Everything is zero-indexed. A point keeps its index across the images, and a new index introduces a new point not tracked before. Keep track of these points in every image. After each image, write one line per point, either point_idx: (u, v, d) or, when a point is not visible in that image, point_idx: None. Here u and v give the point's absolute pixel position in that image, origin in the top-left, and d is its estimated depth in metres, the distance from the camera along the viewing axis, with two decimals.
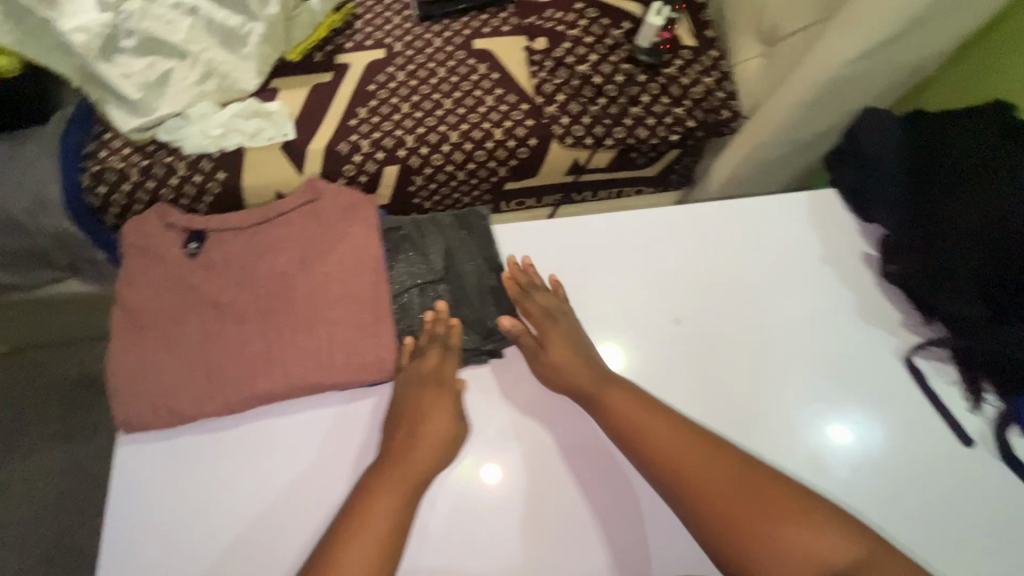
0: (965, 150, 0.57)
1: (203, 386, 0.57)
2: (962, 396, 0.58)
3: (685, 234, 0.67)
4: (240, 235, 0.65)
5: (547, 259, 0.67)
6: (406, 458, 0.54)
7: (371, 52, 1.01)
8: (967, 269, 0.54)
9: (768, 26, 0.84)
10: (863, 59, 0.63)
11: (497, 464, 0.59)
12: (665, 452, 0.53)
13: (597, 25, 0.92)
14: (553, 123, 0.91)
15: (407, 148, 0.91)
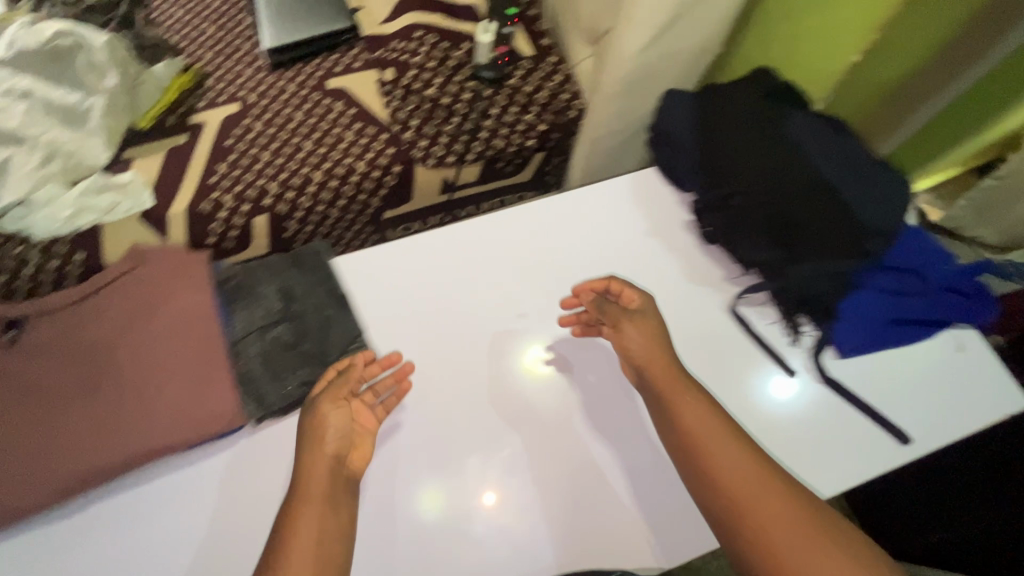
0: (745, 118, 0.63)
1: (26, 482, 0.52)
2: (783, 330, 0.61)
3: (515, 227, 0.67)
4: (58, 315, 0.61)
5: (388, 279, 0.63)
6: (331, 486, 0.50)
7: (225, 108, 1.00)
8: (761, 219, 0.60)
9: (589, 28, 0.89)
10: (651, 49, 0.68)
11: (493, 490, 0.55)
12: (725, 474, 0.49)
13: (438, 49, 0.96)
14: (412, 148, 0.94)
15: (272, 196, 0.92)
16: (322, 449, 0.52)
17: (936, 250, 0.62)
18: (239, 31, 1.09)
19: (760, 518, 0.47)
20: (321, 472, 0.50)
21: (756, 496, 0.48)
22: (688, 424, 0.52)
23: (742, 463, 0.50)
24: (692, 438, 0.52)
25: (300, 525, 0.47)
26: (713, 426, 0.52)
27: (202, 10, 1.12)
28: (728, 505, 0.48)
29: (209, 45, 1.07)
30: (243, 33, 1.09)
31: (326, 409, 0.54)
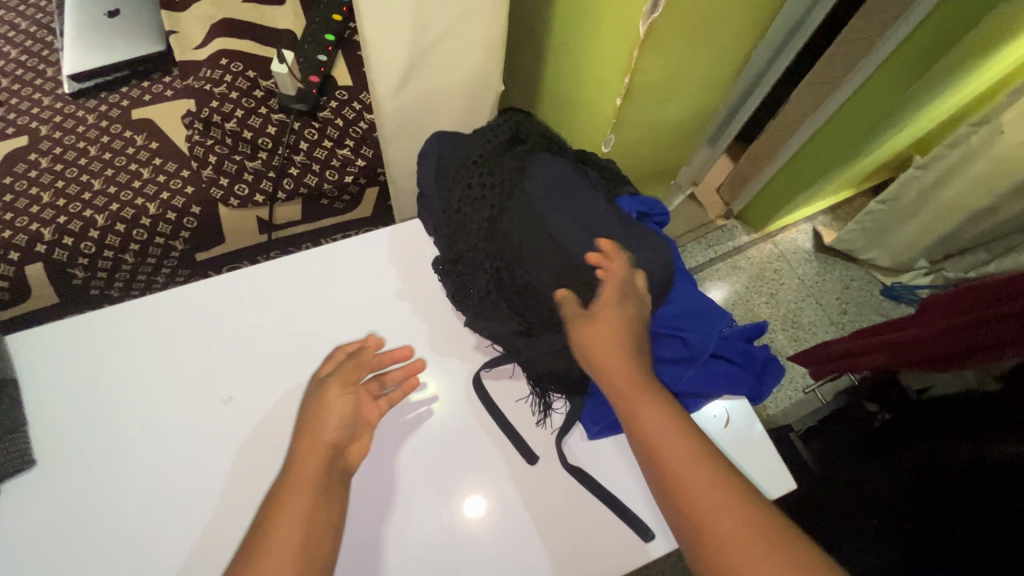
0: (502, 174, 0.58)
1: None
2: (534, 409, 0.61)
3: (251, 292, 0.64)
4: None
5: (92, 351, 0.59)
6: (323, 469, 0.48)
7: (11, 141, 0.90)
8: (486, 287, 0.58)
9: None
10: (408, 89, 0.61)
11: (481, 495, 0.56)
12: (703, 501, 0.42)
13: (243, 79, 0.89)
14: (212, 185, 0.85)
15: (47, 242, 0.82)
16: (316, 435, 0.50)
17: (711, 311, 0.59)
18: (45, 54, 0.99)
19: (704, 512, 0.41)
20: (316, 456, 0.49)
21: (708, 488, 0.42)
22: (640, 415, 0.47)
23: (690, 450, 0.44)
24: (664, 471, 0.44)
25: (287, 507, 0.45)
26: (667, 420, 0.47)
27: (4, 31, 1.01)
28: (680, 500, 0.43)
29: (6, 71, 0.97)
30: (48, 57, 0.99)
31: (330, 395, 0.53)
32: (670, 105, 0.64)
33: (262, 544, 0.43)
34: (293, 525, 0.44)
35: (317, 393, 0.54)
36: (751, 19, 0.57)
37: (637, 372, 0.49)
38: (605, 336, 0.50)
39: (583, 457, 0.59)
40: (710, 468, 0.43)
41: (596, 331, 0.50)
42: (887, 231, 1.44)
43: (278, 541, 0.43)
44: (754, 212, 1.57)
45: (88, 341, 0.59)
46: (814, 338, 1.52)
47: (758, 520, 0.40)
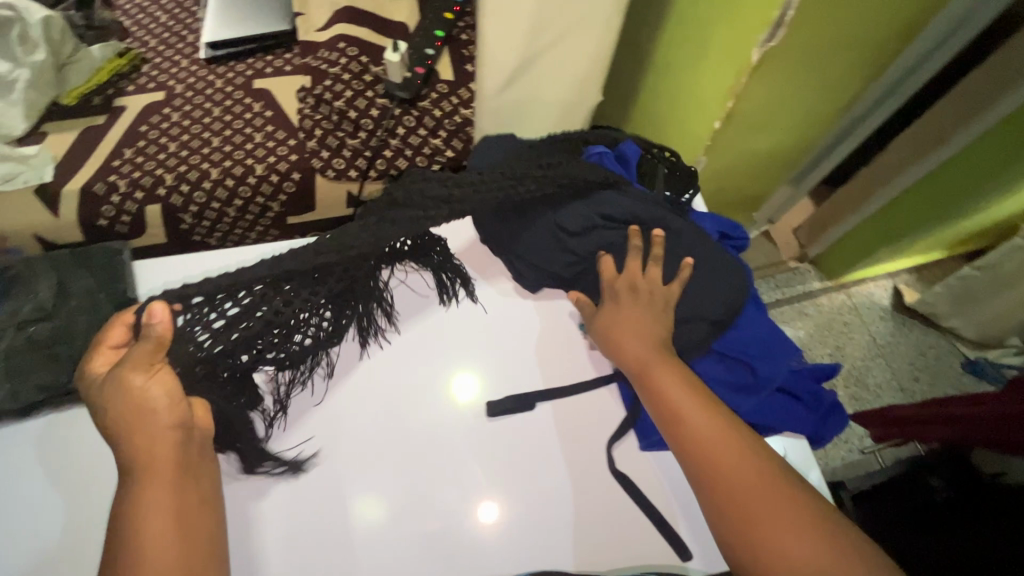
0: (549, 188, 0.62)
1: None
2: (597, 413, 0.64)
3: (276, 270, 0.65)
4: None
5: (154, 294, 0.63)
6: (180, 449, 0.49)
7: (151, 95, 1.01)
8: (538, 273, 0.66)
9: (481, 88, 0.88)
10: (509, 90, 0.65)
11: (494, 502, 0.58)
12: (702, 433, 0.51)
13: (356, 63, 0.96)
14: (313, 156, 0.93)
15: (167, 187, 0.92)
16: (152, 419, 0.48)
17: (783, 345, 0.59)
18: (189, 22, 1.11)
19: (710, 455, 0.50)
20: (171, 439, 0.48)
21: (716, 442, 0.50)
22: (661, 381, 0.54)
23: (700, 410, 0.52)
24: (669, 406, 0.53)
25: (160, 501, 0.46)
26: (686, 386, 0.54)
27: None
28: (688, 450, 0.51)
29: (156, 33, 1.10)
30: (191, 24, 1.11)
31: (138, 382, 0.48)
32: (768, 134, 0.64)
33: (138, 514, 0.46)
34: (164, 523, 0.46)
35: (111, 386, 0.48)
36: (867, 58, 0.56)
37: (649, 336, 0.57)
38: (629, 319, 0.58)
39: (630, 463, 0.61)
40: (717, 421, 0.51)
41: (623, 316, 0.59)
42: (976, 300, 1.34)
43: (158, 529, 0.45)
44: (832, 259, 1.50)
45: (191, 271, 0.64)
46: (878, 401, 1.43)
47: (756, 467, 0.49)
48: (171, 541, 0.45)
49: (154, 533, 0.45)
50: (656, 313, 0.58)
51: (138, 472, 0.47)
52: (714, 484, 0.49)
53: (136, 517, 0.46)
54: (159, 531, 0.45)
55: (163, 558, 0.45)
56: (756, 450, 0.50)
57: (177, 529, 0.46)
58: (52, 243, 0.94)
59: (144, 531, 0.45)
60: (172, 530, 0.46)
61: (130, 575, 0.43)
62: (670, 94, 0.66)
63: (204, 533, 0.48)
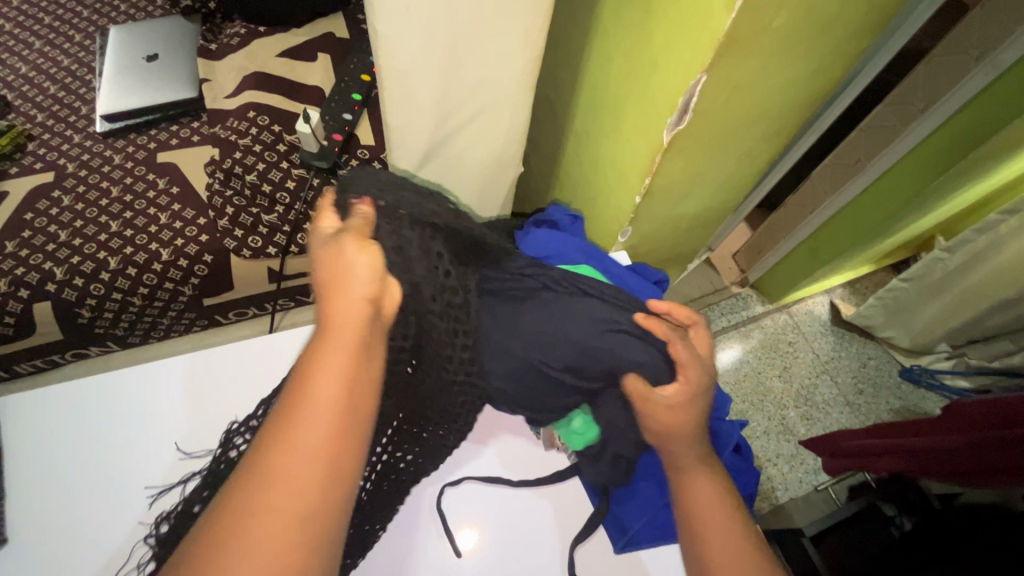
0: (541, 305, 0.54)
1: None
2: (552, 513, 0.57)
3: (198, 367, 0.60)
4: None
5: (28, 428, 0.56)
6: (367, 333, 0.40)
7: (38, 176, 0.92)
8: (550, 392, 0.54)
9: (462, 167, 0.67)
10: (423, 172, 0.61)
11: (471, 531, 0.55)
12: (718, 546, 0.45)
13: (268, 132, 0.91)
14: (225, 236, 0.86)
15: (58, 282, 0.83)
16: (348, 293, 0.40)
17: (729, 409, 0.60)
18: (82, 92, 1.03)
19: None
20: (330, 389, 0.36)
21: (736, 560, 0.44)
22: (689, 472, 0.48)
23: (732, 532, 0.45)
24: (690, 507, 0.47)
25: (319, 398, 0.36)
26: (713, 483, 0.48)
27: (46, 67, 1.05)
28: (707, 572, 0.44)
29: (43, 106, 1.00)
30: (85, 94, 1.02)
31: (348, 306, 0.40)
32: (691, 200, 0.63)
33: (270, 466, 0.34)
34: (296, 497, 0.33)
35: (326, 249, 0.42)
36: (778, 123, 0.57)
37: (685, 416, 0.49)
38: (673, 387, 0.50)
39: (592, 569, 0.54)
40: (746, 549, 0.44)
41: (666, 397, 0.49)
42: (908, 311, 1.40)
43: (311, 439, 0.34)
44: (770, 284, 1.55)
45: (80, 393, 0.57)
46: (828, 418, 1.46)
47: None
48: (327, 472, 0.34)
49: (314, 406, 0.36)
50: (694, 398, 0.50)
51: (315, 346, 0.38)
52: None
53: (296, 419, 0.35)
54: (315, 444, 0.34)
55: (300, 459, 0.34)
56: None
57: (339, 426, 0.36)
58: None
59: (297, 449, 0.34)
60: (334, 444, 0.35)
61: (236, 530, 0.32)
62: (592, 161, 0.65)
63: (354, 454, 0.36)
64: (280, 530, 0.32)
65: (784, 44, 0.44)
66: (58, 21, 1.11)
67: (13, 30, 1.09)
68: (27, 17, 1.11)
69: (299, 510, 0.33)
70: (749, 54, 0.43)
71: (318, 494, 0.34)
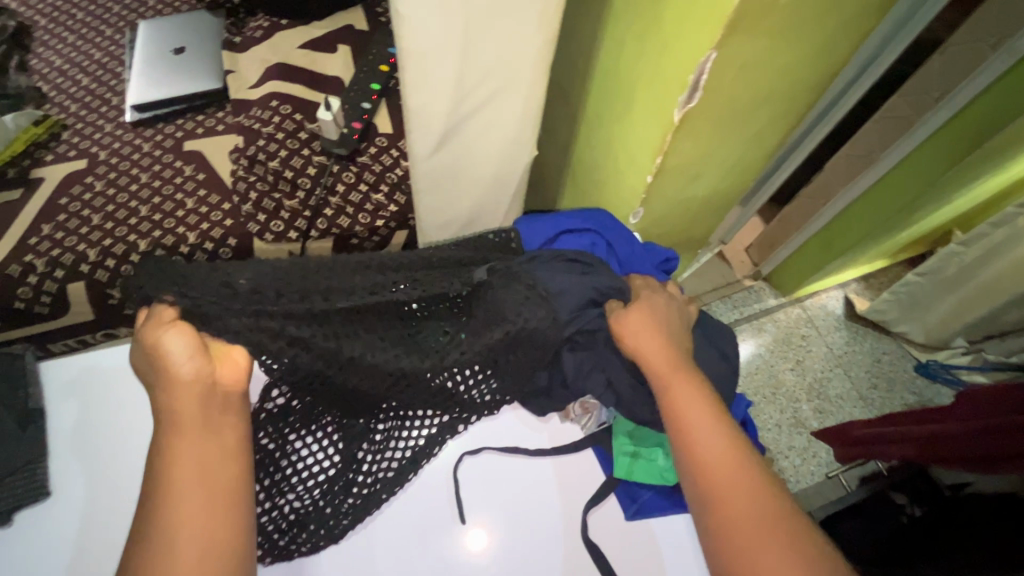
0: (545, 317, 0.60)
1: None
2: (564, 483, 0.59)
3: None
4: None
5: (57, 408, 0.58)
6: (208, 410, 0.48)
7: (72, 163, 0.96)
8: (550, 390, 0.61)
9: (490, 169, 0.69)
10: (440, 154, 0.63)
11: (481, 529, 0.55)
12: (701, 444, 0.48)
13: (290, 121, 0.93)
14: (249, 221, 0.89)
15: (90, 263, 0.86)
16: (190, 380, 0.48)
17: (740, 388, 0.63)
18: (112, 83, 1.07)
19: (726, 498, 0.45)
20: (191, 465, 0.45)
21: (720, 453, 0.47)
22: (670, 383, 0.51)
23: (714, 432, 0.48)
24: (673, 410, 0.50)
25: (183, 490, 0.44)
26: (694, 390, 0.51)
27: (80, 60, 1.10)
28: (703, 485, 0.46)
29: (76, 97, 1.05)
30: (115, 85, 1.06)
31: (184, 397, 0.48)
32: (700, 182, 0.65)
33: (156, 543, 0.41)
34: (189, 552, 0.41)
35: (144, 351, 0.49)
36: (787, 105, 0.58)
37: (661, 340, 0.54)
38: (643, 317, 0.56)
39: (602, 534, 0.56)
40: (735, 454, 0.47)
41: (635, 322, 0.55)
42: (922, 306, 1.39)
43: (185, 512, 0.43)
44: (784, 277, 1.54)
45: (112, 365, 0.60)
46: (840, 412, 1.46)
47: (766, 509, 0.44)
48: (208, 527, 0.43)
49: (183, 485, 0.44)
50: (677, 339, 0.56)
51: (167, 441, 0.46)
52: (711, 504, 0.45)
53: (168, 506, 0.43)
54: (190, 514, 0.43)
55: (185, 526, 0.42)
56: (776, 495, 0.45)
57: (211, 488, 0.45)
58: None
59: (178, 532, 0.42)
60: (199, 514, 0.43)
61: None
62: (604, 142, 0.66)
63: (230, 504, 0.45)
64: None
65: (790, 24, 0.46)
66: (91, 16, 1.16)
67: (48, 24, 1.14)
68: (62, 13, 1.16)
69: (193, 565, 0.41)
70: (757, 33, 0.45)
71: (200, 552, 0.42)
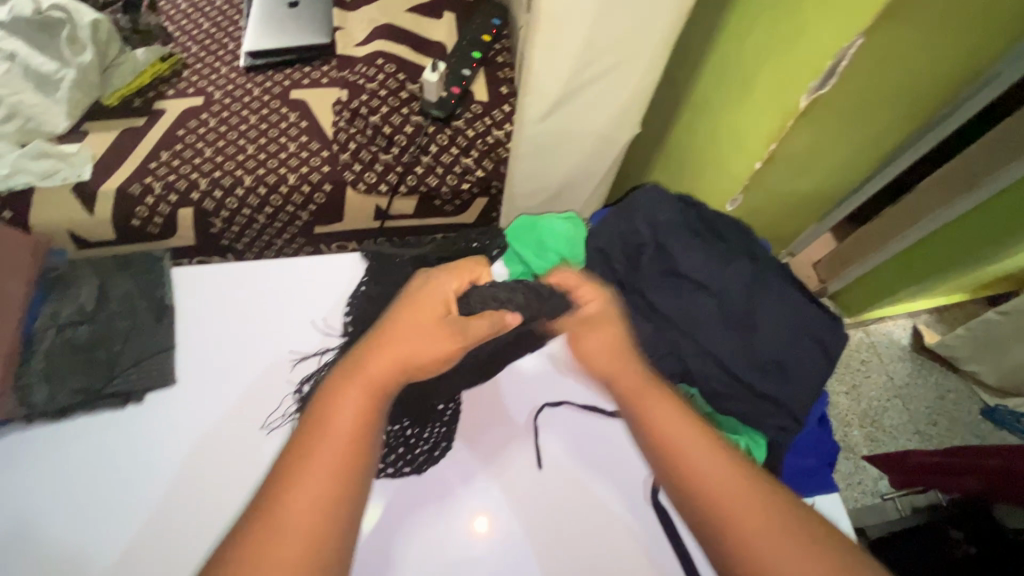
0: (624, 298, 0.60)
1: None
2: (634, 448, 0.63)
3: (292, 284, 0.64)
4: None
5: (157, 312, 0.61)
6: (381, 396, 0.47)
7: (190, 99, 1.03)
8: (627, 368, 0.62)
9: (594, 141, 0.70)
10: (549, 121, 0.65)
11: (486, 516, 0.59)
12: (707, 476, 0.44)
13: (393, 79, 0.97)
14: (345, 169, 0.94)
15: (200, 192, 0.93)
16: (397, 347, 0.47)
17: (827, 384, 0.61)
18: (230, 30, 1.14)
19: (742, 524, 0.42)
20: (352, 415, 0.45)
21: (721, 482, 0.44)
22: (650, 410, 0.48)
23: (713, 459, 0.45)
24: (667, 443, 0.47)
25: (319, 464, 0.43)
26: (676, 414, 0.48)
27: (203, 6, 1.17)
28: (715, 521, 0.43)
29: (197, 39, 1.12)
30: (233, 32, 1.13)
31: (406, 338, 0.48)
32: (801, 174, 0.64)
33: (288, 496, 0.42)
34: (305, 512, 0.41)
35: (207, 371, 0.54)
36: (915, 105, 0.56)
37: (625, 363, 0.50)
38: (590, 335, 0.52)
39: (665, 500, 0.61)
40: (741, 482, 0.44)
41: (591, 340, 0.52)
42: (999, 348, 1.31)
43: (305, 491, 0.42)
44: (851, 296, 1.49)
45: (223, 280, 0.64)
46: (893, 443, 1.41)
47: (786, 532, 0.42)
48: (310, 515, 0.41)
49: (323, 453, 0.43)
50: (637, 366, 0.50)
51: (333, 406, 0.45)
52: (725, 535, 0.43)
53: (310, 457, 0.43)
54: (302, 492, 0.42)
55: (317, 493, 0.42)
56: (774, 503, 0.43)
57: (342, 468, 0.43)
58: (84, 239, 0.96)
59: (301, 493, 0.42)
60: (324, 480, 0.43)
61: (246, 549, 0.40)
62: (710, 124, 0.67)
63: (359, 480, 0.44)
64: (285, 546, 0.40)
65: (944, 18, 0.44)
66: None
67: None
68: None
69: (308, 526, 0.41)
70: (904, 22, 0.44)
71: (316, 521, 0.41)
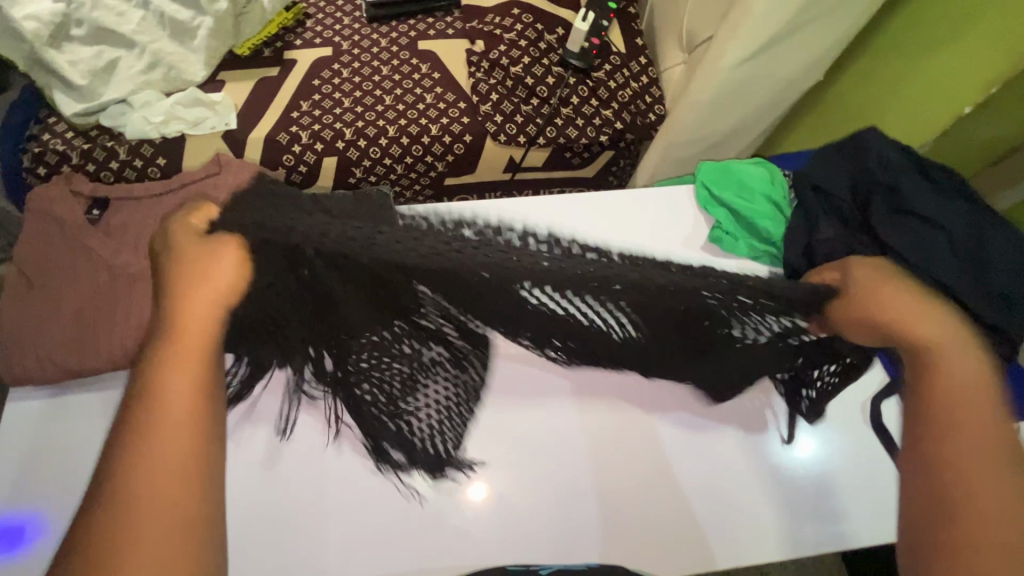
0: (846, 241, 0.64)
1: (65, 341, 0.57)
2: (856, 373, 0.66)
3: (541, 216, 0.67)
4: (140, 204, 0.68)
5: None
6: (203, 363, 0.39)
7: (319, 50, 1.03)
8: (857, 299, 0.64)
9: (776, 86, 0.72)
10: (745, 65, 0.67)
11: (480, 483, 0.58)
12: (973, 441, 0.41)
13: (532, 30, 0.97)
14: (486, 120, 0.95)
15: (345, 141, 0.95)
16: (197, 308, 0.41)
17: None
18: None
19: (980, 488, 0.40)
20: (183, 402, 0.38)
21: (990, 453, 0.41)
22: (934, 364, 0.45)
23: (987, 427, 0.42)
24: (950, 387, 0.43)
25: (149, 465, 0.35)
26: (971, 372, 0.44)
27: None
28: (950, 471, 0.41)
29: None
30: None
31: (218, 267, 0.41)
32: None
33: (113, 491, 0.34)
34: (153, 499, 0.34)
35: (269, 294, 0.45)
36: None
37: (913, 320, 0.47)
38: (890, 300, 0.48)
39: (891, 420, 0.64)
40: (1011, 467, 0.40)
41: (893, 304, 0.47)
42: None
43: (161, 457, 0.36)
44: None
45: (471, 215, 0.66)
46: None
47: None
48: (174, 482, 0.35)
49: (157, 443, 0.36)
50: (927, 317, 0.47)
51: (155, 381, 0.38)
52: (944, 480, 0.41)
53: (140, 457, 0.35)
54: (160, 463, 0.36)
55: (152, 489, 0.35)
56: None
57: (180, 466, 0.36)
58: None
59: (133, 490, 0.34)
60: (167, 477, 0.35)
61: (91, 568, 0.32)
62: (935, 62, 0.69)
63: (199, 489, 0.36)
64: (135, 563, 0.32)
65: None
66: None
67: None
68: None
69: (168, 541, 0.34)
70: None
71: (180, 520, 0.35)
